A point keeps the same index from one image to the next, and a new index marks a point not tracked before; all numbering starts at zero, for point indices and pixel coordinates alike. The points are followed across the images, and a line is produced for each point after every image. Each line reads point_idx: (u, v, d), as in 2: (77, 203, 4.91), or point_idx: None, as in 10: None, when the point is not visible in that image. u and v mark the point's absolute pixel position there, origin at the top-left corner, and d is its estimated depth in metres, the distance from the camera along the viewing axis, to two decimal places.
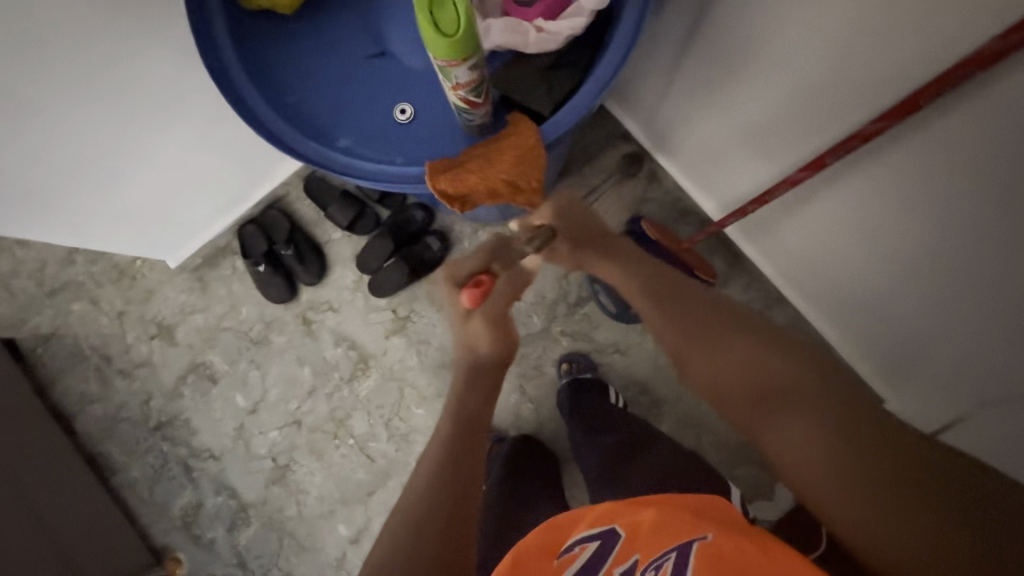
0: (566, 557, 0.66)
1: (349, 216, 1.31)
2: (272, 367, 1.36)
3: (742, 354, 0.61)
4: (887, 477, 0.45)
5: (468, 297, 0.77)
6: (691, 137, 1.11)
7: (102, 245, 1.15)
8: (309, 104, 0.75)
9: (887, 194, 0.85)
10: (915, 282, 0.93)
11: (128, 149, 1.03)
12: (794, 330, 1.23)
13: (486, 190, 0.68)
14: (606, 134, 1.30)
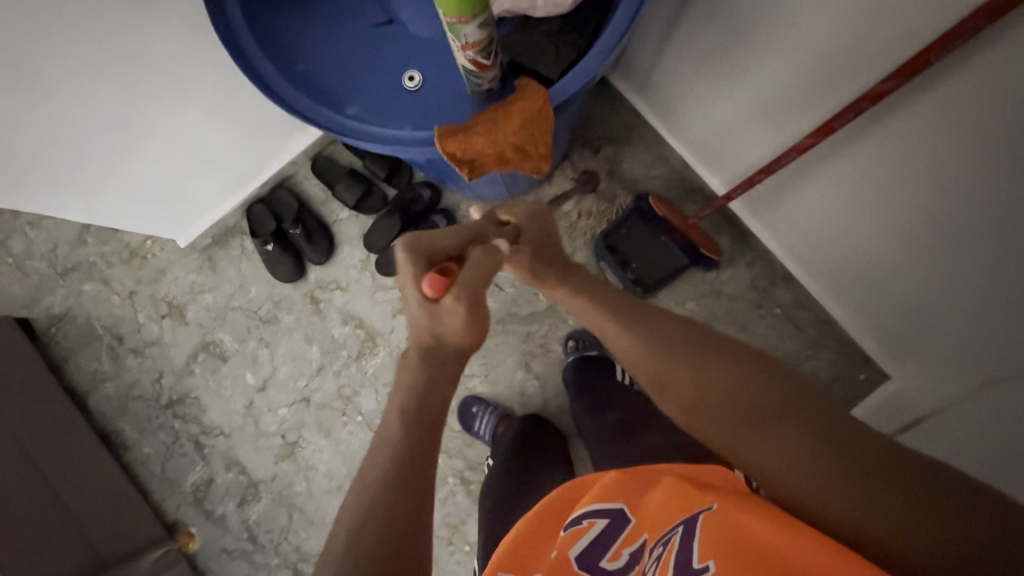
0: (573, 530, 0.65)
1: (357, 195, 1.32)
2: (281, 346, 1.37)
3: (719, 370, 0.63)
4: (872, 477, 0.49)
5: (434, 282, 0.69)
6: (704, 110, 1.11)
7: (111, 219, 1.17)
8: (315, 67, 0.76)
9: (902, 160, 0.85)
10: (927, 250, 0.92)
11: (133, 121, 1.02)
12: (799, 309, 1.24)
13: (494, 155, 0.68)
14: (613, 111, 1.30)
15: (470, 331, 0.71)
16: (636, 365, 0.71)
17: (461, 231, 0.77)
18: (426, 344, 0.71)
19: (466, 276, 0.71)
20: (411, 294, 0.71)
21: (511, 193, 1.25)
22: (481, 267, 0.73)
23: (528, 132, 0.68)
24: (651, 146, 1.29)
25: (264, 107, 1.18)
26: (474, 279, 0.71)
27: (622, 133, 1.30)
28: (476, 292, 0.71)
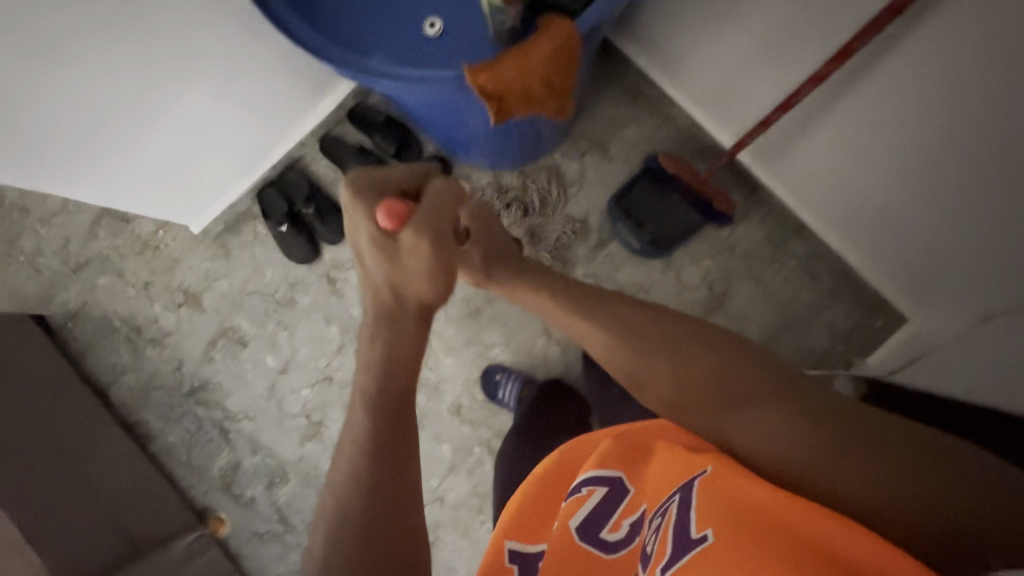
0: (572, 500, 0.64)
1: None
2: (300, 328, 1.38)
3: (692, 357, 0.69)
4: (841, 445, 0.53)
5: (392, 215, 0.62)
6: (710, 62, 1.11)
7: (127, 202, 1.17)
8: (342, 19, 0.75)
9: (912, 96, 0.86)
10: (939, 187, 0.93)
11: (146, 102, 1.03)
12: (814, 259, 1.25)
13: (524, 91, 0.69)
14: (619, 72, 1.30)
15: (436, 282, 0.64)
16: (619, 363, 0.75)
17: (416, 170, 0.69)
18: (388, 306, 0.65)
19: (426, 210, 0.63)
20: (365, 232, 0.64)
21: (522, 158, 1.25)
22: (443, 205, 0.65)
23: (558, 66, 0.68)
24: (658, 106, 1.29)
25: (274, 84, 1.18)
26: (436, 220, 0.64)
27: (627, 94, 1.30)
28: (440, 230, 0.64)
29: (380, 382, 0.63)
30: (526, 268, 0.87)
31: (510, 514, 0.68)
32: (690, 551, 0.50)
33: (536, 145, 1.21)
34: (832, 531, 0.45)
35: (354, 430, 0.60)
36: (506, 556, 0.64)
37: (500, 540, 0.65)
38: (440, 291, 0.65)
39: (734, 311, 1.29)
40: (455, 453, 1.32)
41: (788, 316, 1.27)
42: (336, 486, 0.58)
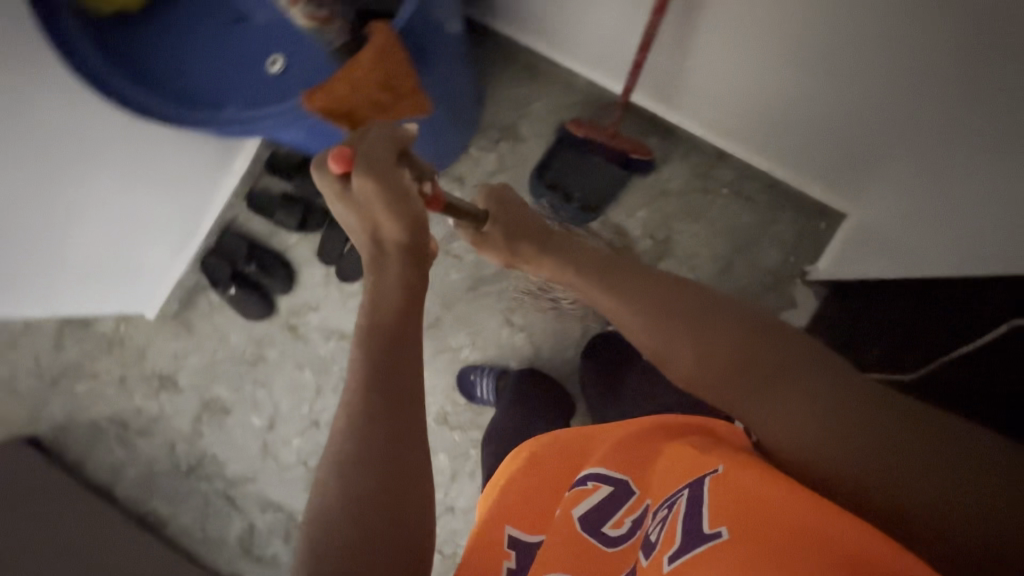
0: (577, 490, 0.67)
1: (297, 217, 1.35)
2: (276, 381, 1.40)
3: (717, 336, 0.62)
4: (893, 444, 0.51)
5: (339, 159, 0.65)
6: (579, 24, 1.12)
7: (63, 293, 1.22)
8: (193, 59, 0.81)
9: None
10: (829, 77, 0.92)
11: (54, 212, 1.03)
12: (742, 182, 1.26)
13: (365, 104, 0.70)
14: (507, 55, 1.31)
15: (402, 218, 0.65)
16: (637, 338, 0.69)
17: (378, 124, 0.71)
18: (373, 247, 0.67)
19: (370, 150, 0.65)
20: (331, 181, 0.68)
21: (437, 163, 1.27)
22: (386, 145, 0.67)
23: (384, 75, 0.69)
24: (553, 76, 1.30)
25: (180, 158, 1.18)
26: (383, 164, 0.66)
27: (521, 73, 1.31)
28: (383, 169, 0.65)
29: (377, 314, 0.62)
30: (541, 250, 0.79)
31: (503, 497, 0.71)
32: (703, 541, 0.51)
33: (444, 148, 1.22)
34: (843, 530, 0.48)
35: (354, 358, 0.59)
36: (504, 541, 0.67)
37: (500, 525, 0.68)
38: (409, 223, 0.66)
39: (681, 252, 1.30)
40: (452, 461, 1.34)
41: (734, 243, 1.28)
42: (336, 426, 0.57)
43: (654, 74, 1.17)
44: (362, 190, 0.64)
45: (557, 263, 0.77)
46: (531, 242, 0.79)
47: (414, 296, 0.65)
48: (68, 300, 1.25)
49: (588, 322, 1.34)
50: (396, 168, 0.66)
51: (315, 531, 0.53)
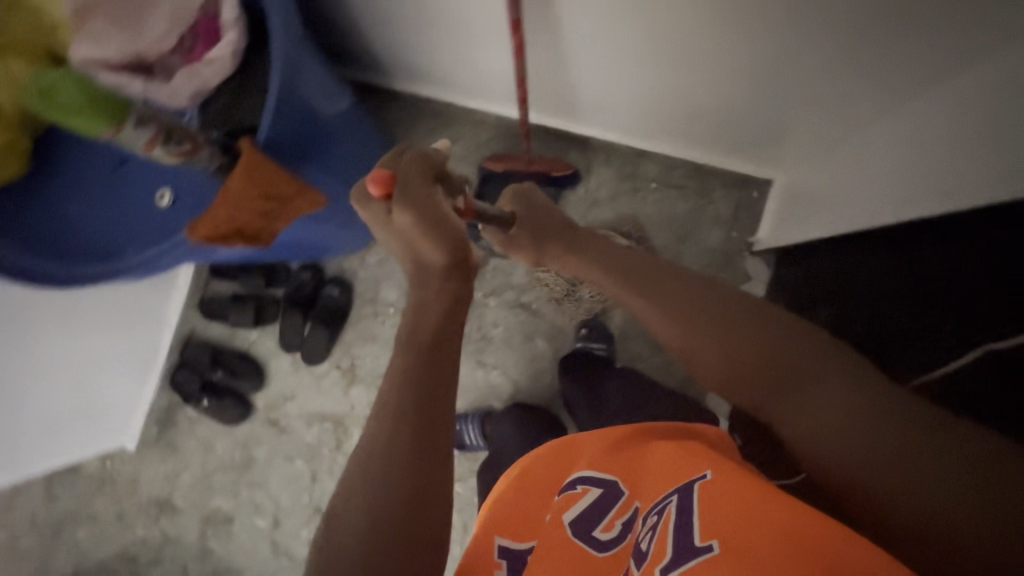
0: (568, 495, 0.66)
1: (251, 314, 1.35)
2: (271, 478, 1.39)
3: (745, 339, 0.62)
4: (889, 440, 0.50)
5: (377, 180, 0.67)
6: (463, 72, 1.14)
7: (35, 451, 1.21)
8: (93, 214, 0.88)
9: (619, 16, 0.86)
10: (706, 69, 0.94)
11: (13, 383, 1.03)
12: (668, 173, 1.28)
13: (253, 216, 0.68)
14: (412, 109, 1.33)
15: (445, 240, 0.66)
16: (671, 347, 0.70)
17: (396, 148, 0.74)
18: (416, 285, 0.69)
19: (404, 178, 0.67)
20: (374, 206, 0.70)
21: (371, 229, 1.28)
22: (413, 171, 0.68)
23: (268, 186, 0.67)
24: (461, 119, 1.33)
25: (123, 293, 1.19)
26: (416, 189, 0.67)
27: (431, 123, 1.34)
28: (422, 195, 0.67)
29: (405, 361, 0.61)
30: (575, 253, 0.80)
31: (494, 511, 0.68)
32: (695, 556, 0.51)
33: None
34: (814, 527, 0.49)
35: (387, 399, 0.59)
36: (495, 550, 0.63)
37: (488, 535, 0.64)
38: (450, 247, 0.67)
39: None
40: (460, 514, 1.32)
41: (676, 232, 1.29)
42: (362, 452, 0.57)
43: (548, 98, 1.19)
44: (406, 211, 0.66)
45: (581, 262, 0.79)
46: (557, 243, 0.81)
47: (439, 350, 0.62)
48: (41, 455, 1.24)
49: (558, 344, 1.34)
50: (429, 188, 0.68)
51: (322, 551, 0.53)
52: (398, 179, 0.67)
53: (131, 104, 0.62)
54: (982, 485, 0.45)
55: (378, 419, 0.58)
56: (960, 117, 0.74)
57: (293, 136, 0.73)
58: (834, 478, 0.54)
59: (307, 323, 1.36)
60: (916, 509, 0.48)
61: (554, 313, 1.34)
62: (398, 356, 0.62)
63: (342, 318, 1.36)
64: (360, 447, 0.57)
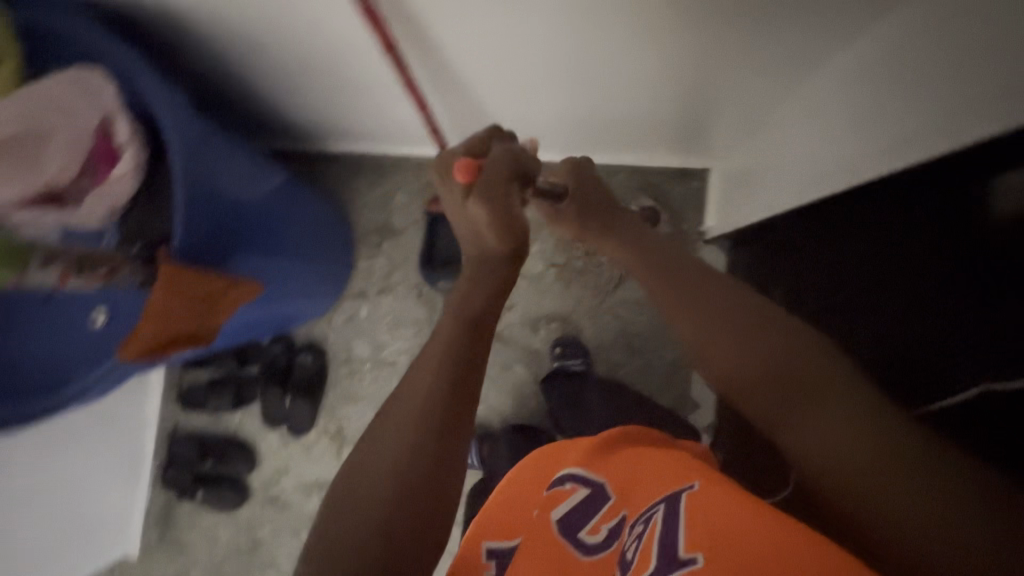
0: (555, 493, 0.61)
1: (230, 398, 1.34)
2: (280, 556, 1.38)
3: (760, 337, 0.58)
4: (866, 449, 0.46)
5: (463, 169, 0.62)
6: (388, 133, 1.15)
7: None
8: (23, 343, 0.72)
9: (520, 69, 0.87)
10: (620, 94, 0.95)
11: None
12: (609, 181, 1.29)
13: (188, 323, 0.69)
14: (350, 167, 1.35)
15: (510, 229, 0.63)
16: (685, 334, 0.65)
17: (489, 131, 0.68)
18: (474, 277, 0.64)
19: (488, 171, 0.61)
20: (449, 189, 0.65)
21: (330, 293, 1.29)
22: (501, 166, 0.62)
23: (200, 293, 0.69)
24: (399, 167, 1.34)
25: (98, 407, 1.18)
26: (499, 180, 0.61)
27: (371, 177, 1.35)
28: (501, 188, 0.62)
29: (432, 380, 0.55)
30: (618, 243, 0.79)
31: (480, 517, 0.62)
32: (680, 566, 0.47)
33: (328, 281, 1.24)
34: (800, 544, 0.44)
35: (409, 418, 0.53)
36: (480, 553, 0.57)
37: (473, 537, 0.59)
38: (516, 240, 0.64)
39: (588, 268, 1.33)
40: None
41: None
42: (368, 461, 0.53)
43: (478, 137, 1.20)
44: (489, 207, 0.61)
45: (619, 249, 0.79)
46: (601, 223, 0.81)
47: (466, 377, 0.57)
48: None
49: (537, 366, 1.34)
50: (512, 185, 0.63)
51: (316, 540, 0.50)
52: (480, 169, 0.62)
53: (32, 244, 0.58)
54: (959, 512, 0.41)
55: (390, 430, 0.53)
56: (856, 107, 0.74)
57: (211, 228, 0.74)
58: (810, 476, 0.50)
59: (287, 396, 1.36)
60: (872, 501, 0.44)
61: (526, 335, 1.35)
62: (422, 373, 0.56)
63: (321, 384, 1.36)
64: (365, 451, 0.54)
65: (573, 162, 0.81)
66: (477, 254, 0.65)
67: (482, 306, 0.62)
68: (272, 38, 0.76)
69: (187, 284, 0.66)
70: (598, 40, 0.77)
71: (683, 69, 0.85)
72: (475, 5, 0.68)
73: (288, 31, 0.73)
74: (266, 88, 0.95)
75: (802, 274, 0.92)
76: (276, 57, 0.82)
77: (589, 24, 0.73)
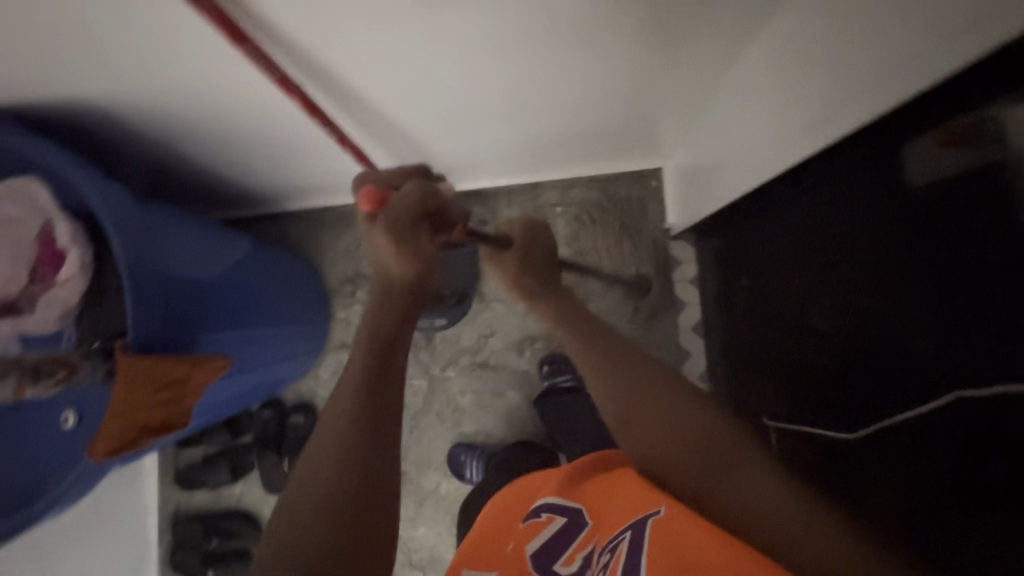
0: (530, 524, 0.62)
1: (225, 471, 1.33)
2: None
3: (679, 416, 0.58)
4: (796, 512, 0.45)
5: (369, 199, 0.57)
6: (341, 183, 1.16)
7: None
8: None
9: (455, 107, 0.89)
10: (557, 113, 0.97)
11: None
12: (568, 194, 1.30)
13: (153, 412, 0.68)
14: (313, 222, 1.36)
15: (417, 261, 0.57)
16: (605, 407, 0.65)
17: (408, 170, 0.64)
18: (380, 301, 0.56)
19: (392, 205, 0.55)
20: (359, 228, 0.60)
21: (311, 351, 1.28)
22: (408, 203, 0.55)
23: (157, 379, 0.68)
24: (361, 214, 1.36)
25: (90, 502, 1.17)
26: (404, 213, 0.55)
27: (335, 228, 1.36)
28: (405, 224, 0.55)
29: (354, 391, 0.51)
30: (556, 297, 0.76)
31: (462, 553, 0.63)
32: None
33: (306, 340, 1.23)
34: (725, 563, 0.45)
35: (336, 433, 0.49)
36: None
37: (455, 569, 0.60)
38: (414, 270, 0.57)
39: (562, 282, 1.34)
40: None
41: (597, 244, 1.30)
42: (300, 486, 0.48)
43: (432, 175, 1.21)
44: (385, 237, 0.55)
45: (554, 308, 0.74)
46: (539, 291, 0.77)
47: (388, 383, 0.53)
48: None
49: (527, 389, 1.33)
50: (416, 225, 0.56)
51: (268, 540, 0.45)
52: (388, 201, 0.58)
53: None
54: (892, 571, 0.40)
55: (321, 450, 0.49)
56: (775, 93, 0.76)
57: (166, 317, 0.74)
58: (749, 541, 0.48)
59: (283, 460, 1.34)
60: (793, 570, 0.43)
61: (512, 359, 1.34)
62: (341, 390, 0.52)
63: None
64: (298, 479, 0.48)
65: (525, 225, 0.78)
66: (382, 282, 0.57)
67: (397, 308, 0.56)
68: (203, 115, 0.77)
69: (140, 372, 0.65)
70: (521, 69, 0.79)
71: (609, 83, 0.87)
72: (393, 60, 0.70)
73: (216, 106, 0.75)
74: (211, 160, 0.96)
75: (777, 265, 0.94)
76: (211, 131, 0.83)
77: (504, 58, 0.75)
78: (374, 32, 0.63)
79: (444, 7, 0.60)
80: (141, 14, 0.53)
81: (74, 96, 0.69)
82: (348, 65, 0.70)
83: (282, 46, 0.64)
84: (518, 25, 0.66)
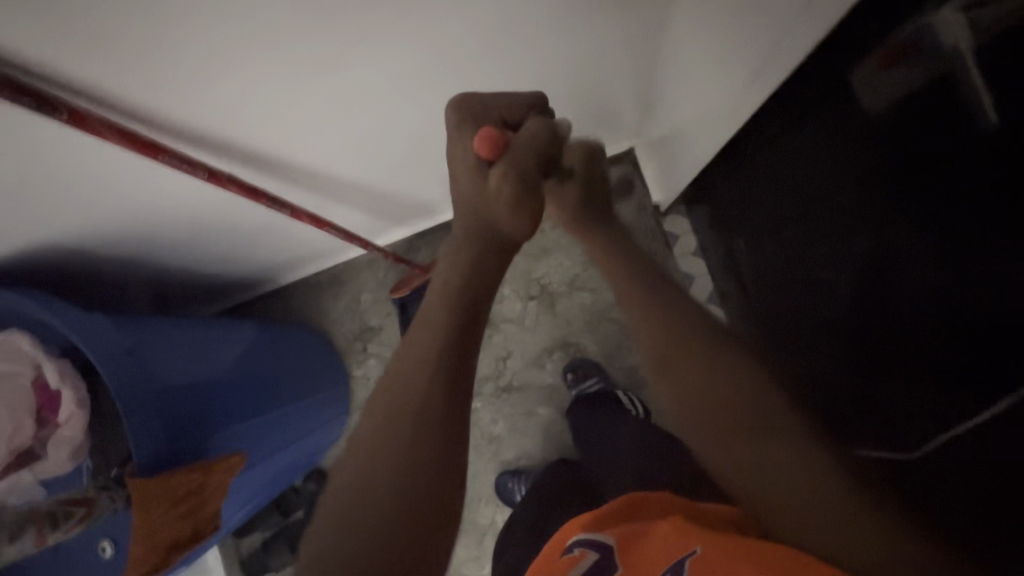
0: (564, 562, 0.57)
1: (284, 551, 1.33)
2: None
3: (734, 378, 0.53)
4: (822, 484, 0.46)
5: (486, 144, 0.53)
6: (321, 247, 1.17)
7: None
8: None
9: (403, 150, 0.88)
10: None
11: None
12: None
13: (177, 529, 0.69)
14: (310, 291, 1.38)
15: (523, 213, 0.55)
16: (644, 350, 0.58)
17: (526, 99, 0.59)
18: (474, 255, 0.56)
19: (516, 150, 0.53)
20: (461, 165, 0.56)
21: (337, 424, 1.28)
22: (534, 142, 0.53)
23: (177, 498, 0.69)
24: (354, 271, 1.37)
25: None
26: (526, 155, 0.53)
27: (332, 291, 1.37)
28: (533, 173, 0.54)
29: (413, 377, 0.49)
30: (649, 299, 0.59)
31: None
32: None
33: (330, 413, 1.23)
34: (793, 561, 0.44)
35: (382, 482, 0.45)
36: None
37: None
38: (524, 216, 0.56)
39: (562, 288, 1.31)
40: None
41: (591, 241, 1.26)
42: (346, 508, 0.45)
43: (407, 218, 1.20)
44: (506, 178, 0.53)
45: (603, 250, 0.66)
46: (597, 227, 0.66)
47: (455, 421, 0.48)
48: None
49: (558, 401, 1.30)
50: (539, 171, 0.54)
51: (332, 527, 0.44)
52: (507, 147, 0.53)
53: None
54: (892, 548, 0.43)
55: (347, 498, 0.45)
56: (705, 55, 0.73)
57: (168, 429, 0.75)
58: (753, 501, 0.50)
59: None
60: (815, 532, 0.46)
61: (535, 375, 1.32)
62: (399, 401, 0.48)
63: None
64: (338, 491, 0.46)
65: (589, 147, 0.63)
66: (482, 230, 0.57)
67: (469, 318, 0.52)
68: (159, 222, 0.79)
69: (161, 497, 0.66)
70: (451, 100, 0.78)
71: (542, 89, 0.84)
72: (321, 124, 0.71)
73: (170, 209, 0.77)
74: (190, 263, 0.98)
75: (778, 219, 0.90)
76: (178, 237, 0.86)
77: (425, 93, 0.73)
78: (284, 101, 0.63)
79: (343, 62, 0.60)
80: (48, 147, 0.56)
81: (33, 244, 0.71)
82: (279, 140, 0.70)
83: (204, 139, 0.65)
84: (421, 61, 0.65)
